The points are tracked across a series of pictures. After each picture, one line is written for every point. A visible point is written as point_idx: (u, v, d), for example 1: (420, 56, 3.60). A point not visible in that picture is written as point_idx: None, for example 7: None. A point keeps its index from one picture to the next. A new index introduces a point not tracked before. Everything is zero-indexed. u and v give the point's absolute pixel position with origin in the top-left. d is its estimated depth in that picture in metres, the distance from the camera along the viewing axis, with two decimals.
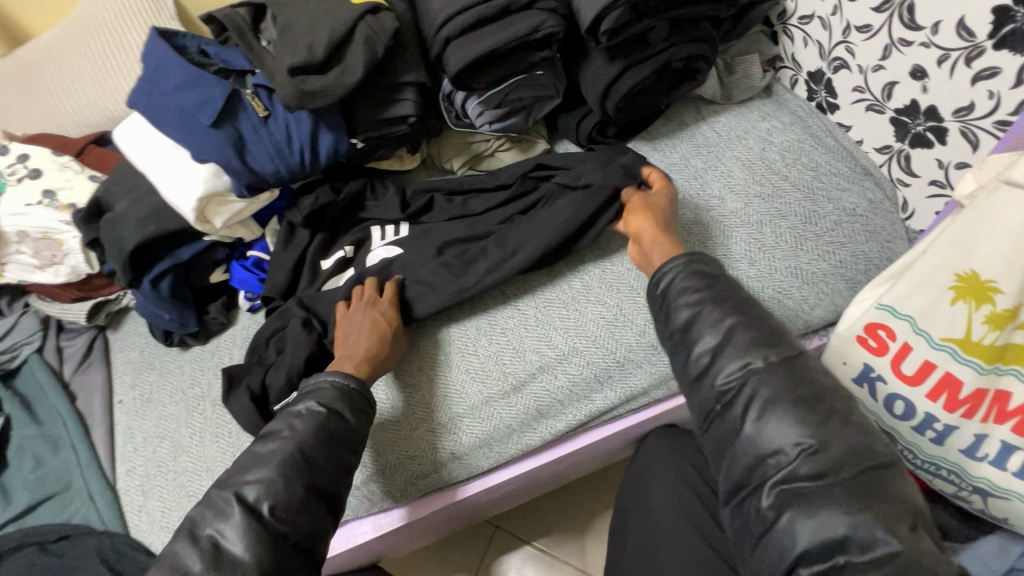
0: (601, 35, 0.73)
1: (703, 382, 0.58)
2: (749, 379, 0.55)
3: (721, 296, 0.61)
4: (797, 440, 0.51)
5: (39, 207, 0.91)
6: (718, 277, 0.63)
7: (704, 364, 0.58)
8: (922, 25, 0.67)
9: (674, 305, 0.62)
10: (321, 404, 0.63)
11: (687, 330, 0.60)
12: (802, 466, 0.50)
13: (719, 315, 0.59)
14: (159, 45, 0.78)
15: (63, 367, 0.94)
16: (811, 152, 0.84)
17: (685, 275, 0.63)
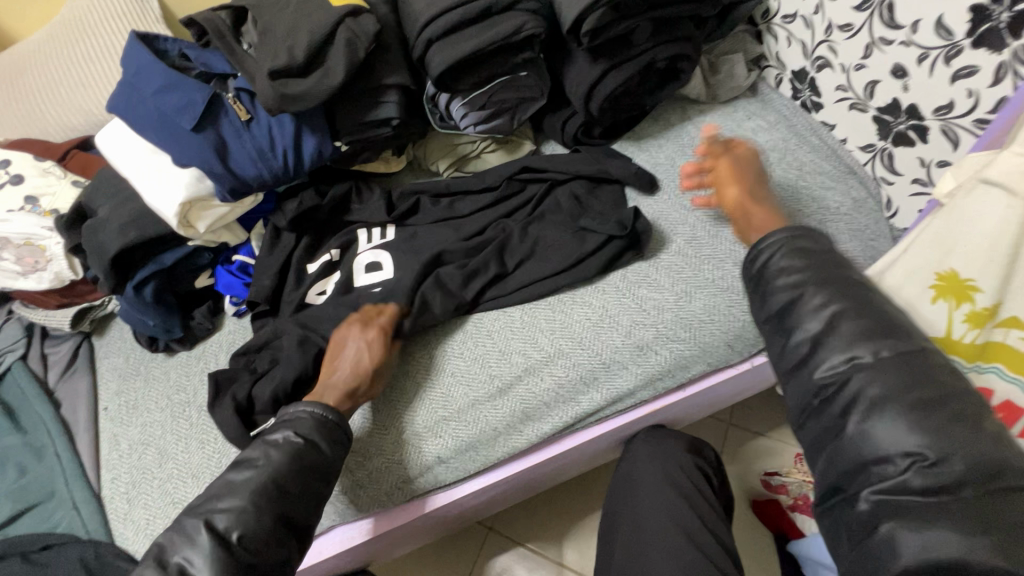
0: (583, 36, 0.73)
1: (802, 372, 0.50)
2: (856, 375, 0.47)
3: (826, 279, 0.52)
4: (916, 448, 0.42)
5: (20, 213, 0.91)
6: (822, 252, 0.54)
7: (800, 355, 0.51)
8: (901, 24, 0.67)
9: (772, 287, 0.54)
10: (299, 435, 0.62)
11: (786, 315, 0.52)
12: (915, 479, 0.42)
13: (824, 299, 0.51)
14: (139, 49, 0.78)
15: (47, 374, 0.93)
16: (796, 151, 0.84)
17: (785, 253, 0.55)
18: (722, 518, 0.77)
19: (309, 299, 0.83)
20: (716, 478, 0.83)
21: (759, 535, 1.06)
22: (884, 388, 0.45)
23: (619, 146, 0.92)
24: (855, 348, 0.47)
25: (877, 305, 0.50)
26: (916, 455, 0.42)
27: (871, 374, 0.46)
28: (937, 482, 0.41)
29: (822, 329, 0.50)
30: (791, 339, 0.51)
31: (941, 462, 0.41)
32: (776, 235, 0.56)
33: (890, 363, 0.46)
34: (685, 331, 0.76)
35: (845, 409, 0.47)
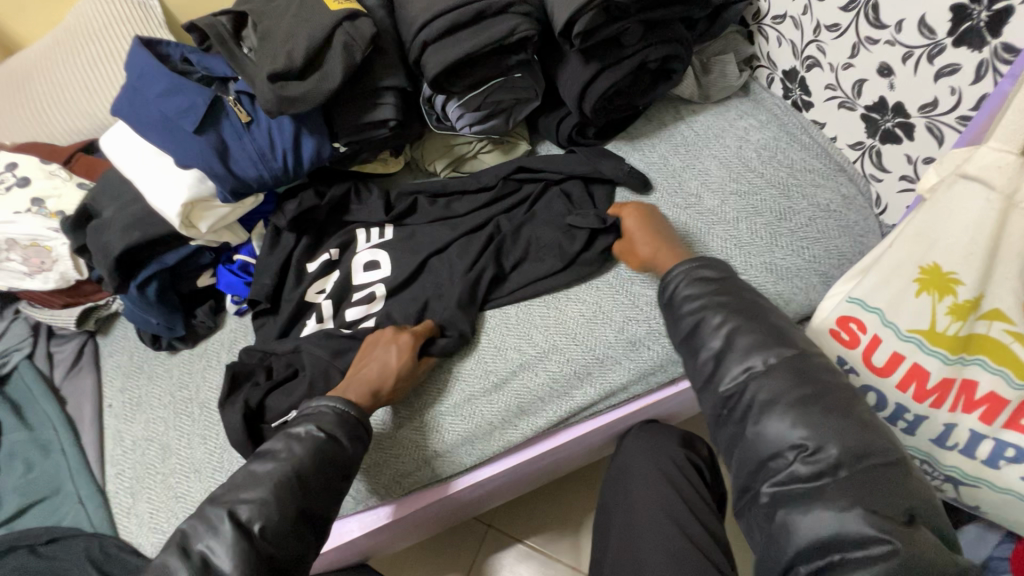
0: (575, 37, 0.74)
1: (710, 386, 0.57)
2: (752, 381, 0.54)
3: (734, 306, 0.59)
4: (800, 441, 0.50)
5: (27, 215, 0.93)
6: (726, 280, 0.62)
7: (710, 370, 0.58)
8: (886, 23, 0.68)
9: (680, 312, 0.61)
10: (322, 429, 0.62)
11: (695, 334, 0.60)
12: (802, 468, 0.50)
13: (722, 320, 0.58)
14: (143, 54, 0.80)
15: (53, 372, 0.95)
16: (786, 149, 0.85)
17: (689, 280, 0.62)
18: (714, 511, 0.78)
19: (309, 297, 0.85)
20: (709, 472, 0.85)
21: (756, 531, 1.07)
22: (776, 392, 0.53)
23: (613, 145, 0.94)
24: (750, 359, 0.55)
25: (771, 321, 0.58)
26: (801, 446, 0.50)
27: (763, 380, 0.54)
28: (819, 467, 0.49)
29: (723, 346, 0.57)
30: (701, 354, 0.59)
31: (821, 451, 0.49)
32: (680, 266, 0.64)
33: (782, 367, 0.54)
34: None
35: (747, 412, 0.54)
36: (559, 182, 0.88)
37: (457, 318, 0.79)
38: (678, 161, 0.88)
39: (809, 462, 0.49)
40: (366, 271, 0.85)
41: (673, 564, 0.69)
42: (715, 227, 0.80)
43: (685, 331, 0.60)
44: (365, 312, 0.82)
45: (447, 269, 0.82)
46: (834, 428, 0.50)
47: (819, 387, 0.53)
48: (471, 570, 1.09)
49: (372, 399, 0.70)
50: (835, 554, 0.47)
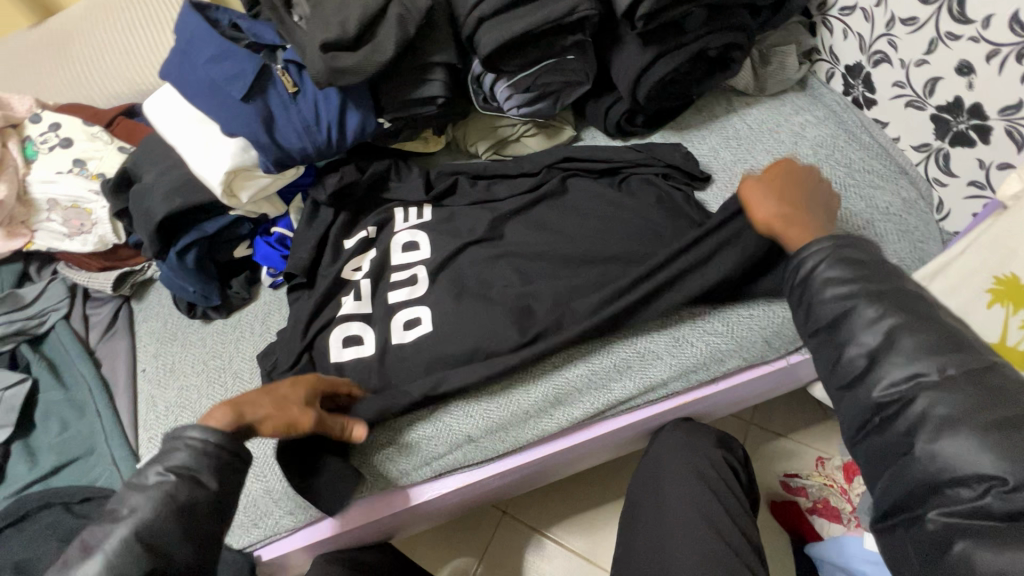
0: (638, 19, 0.72)
1: (858, 389, 0.53)
2: (921, 393, 0.49)
3: (880, 290, 0.53)
4: (997, 472, 0.44)
5: (70, 175, 0.93)
6: (875, 264, 0.54)
7: (858, 366, 0.52)
8: (972, 18, 0.65)
9: (820, 297, 0.55)
10: (170, 470, 0.53)
11: (841, 325, 0.53)
12: (996, 504, 0.44)
13: (876, 313, 0.52)
14: (193, 17, 0.79)
15: (89, 334, 0.96)
16: (844, 148, 0.82)
17: (831, 260, 0.55)
18: (747, 513, 0.77)
19: (344, 275, 0.84)
20: (743, 475, 0.83)
21: (777, 537, 1.06)
22: (955, 410, 0.47)
23: (661, 135, 0.91)
24: (920, 365, 0.49)
25: (929, 314, 0.51)
26: (996, 480, 0.44)
27: (938, 392, 0.48)
28: (1017, 506, 0.43)
29: (877, 343, 0.51)
30: (848, 349, 0.53)
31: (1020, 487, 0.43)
32: (818, 244, 0.56)
33: (959, 379, 0.48)
34: (721, 322, 0.75)
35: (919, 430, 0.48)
36: (628, 169, 0.86)
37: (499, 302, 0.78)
38: (729, 155, 0.86)
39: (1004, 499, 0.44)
40: (405, 252, 0.85)
41: (704, 564, 0.69)
42: None
43: (828, 320, 0.54)
44: (405, 295, 0.81)
45: (490, 254, 0.82)
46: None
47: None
48: (487, 554, 1.09)
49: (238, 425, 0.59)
50: None
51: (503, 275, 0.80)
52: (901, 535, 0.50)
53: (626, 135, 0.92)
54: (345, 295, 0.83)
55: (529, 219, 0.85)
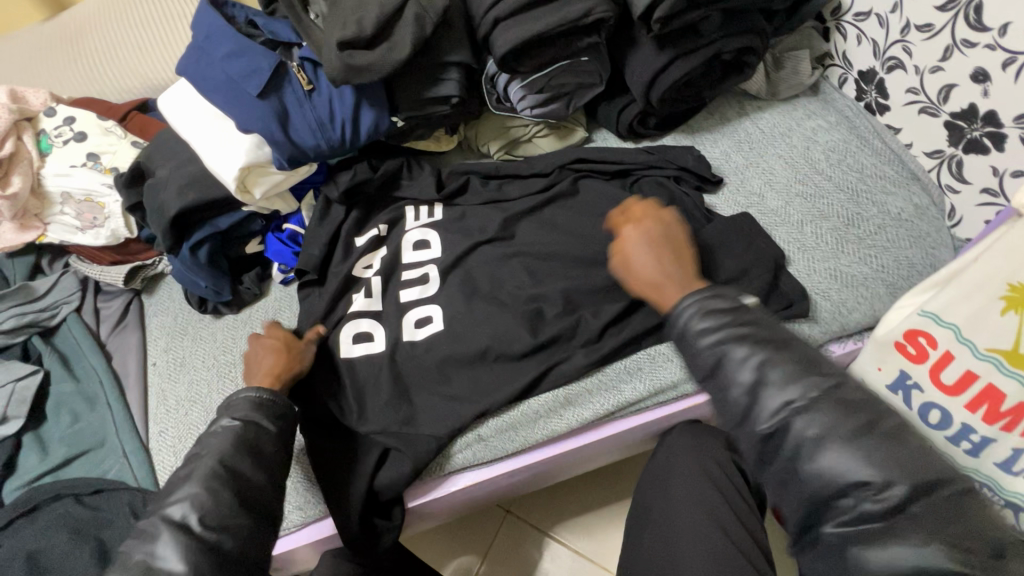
0: (654, 23, 0.72)
1: (745, 426, 0.49)
2: (797, 418, 0.47)
3: (761, 335, 0.50)
4: (868, 478, 0.44)
5: (84, 169, 0.94)
6: (740, 307, 0.52)
7: (744, 406, 0.49)
8: (989, 26, 0.65)
9: (697, 347, 0.52)
10: (236, 418, 0.63)
11: (720, 370, 0.50)
12: (871, 507, 0.44)
13: (748, 353, 0.50)
14: (210, 13, 0.79)
15: (99, 327, 0.96)
16: (857, 153, 0.83)
17: (703, 311, 0.52)
18: (755, 515, 0.77)
19: (355, 272, 0.85)
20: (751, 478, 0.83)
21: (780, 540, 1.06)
22: (827, 425, 0.46)
23: (673, 138, 0.92)
24: (791, 392, 0.47)
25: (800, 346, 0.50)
26: (868, 483, 0.44)
27: (811, 414, 0.47)
28: (885, 505, 0.44)
29: (757, 377, 0.48)
30: (731, 390, 0.50)
31: (889, 488, 0.44)
32: (686, 296, 0.54)
33: (825, 400, 0.47)
34: None
35: (798, 450, 0.47)
36: (639, 171, 0.86)
37: (509, 303, 0.79)
38: (741, 158, 0.87)
39: (877, 500, 0.44)
40: (416, 249, 0.85)
41: (713, 565, 0.69)
42: (778, 229, 0.79)
43: (706, 368, 0.51)
44: (417, 294, 0.82)
45: (501, 254, 0.82)
46: (898, 459, 0.45)
47: (872, 413, 0.47)
48: (490, 553, 1.10)
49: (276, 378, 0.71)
50: None
51: (513, 275, 0.81)
52: (804, 561, 0.49)
53: (638, 137, 0.92)
54: (354, 293, 0.83)
55: (541, 220, 0.85)
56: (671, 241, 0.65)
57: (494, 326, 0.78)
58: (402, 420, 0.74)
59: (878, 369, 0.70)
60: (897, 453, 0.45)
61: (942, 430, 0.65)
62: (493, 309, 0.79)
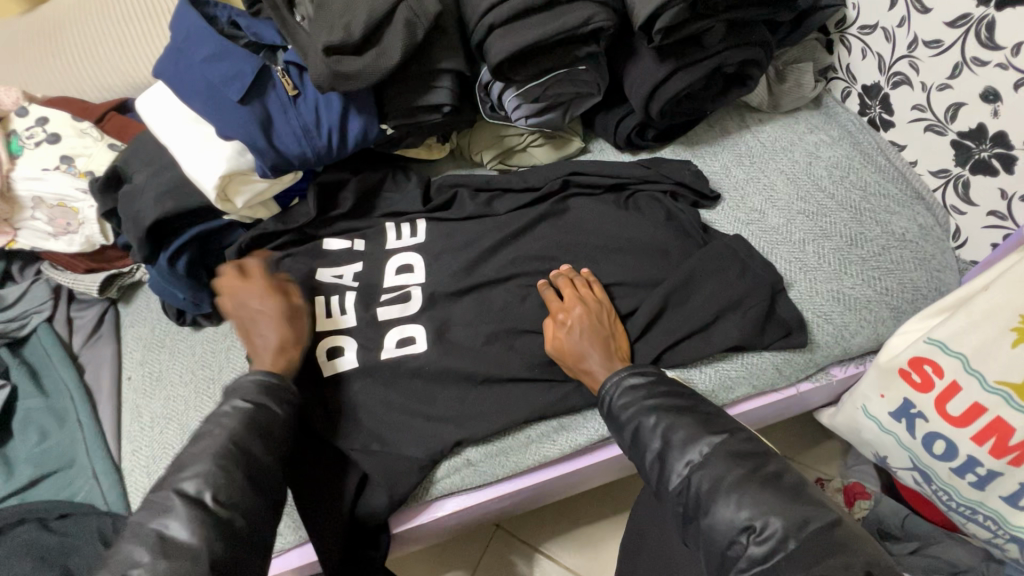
0: (655, 33, 0.69)
1: (664, 487, 0.58)
2: (694, 474, 0.56)
3: (678, 407, 0.61)
4: (747, 522, 0.51)
5: (56, 172, 0.89)
6: (660, 378, 0.65)
7: (658, 471, 0.59)
8: (1001, 45, 0.62)
9: (620, 420, 0.63)
10: (247, 401, 0.61)
11: (638, 439, 0.61)
12: (755, 549, 0.50)
13: (654, 424, 0.60)
14: (189, 14, 0.75)
15: (72, 338, 0.92)
16: (860, 170, 0.81)
17: (621, 390, 0.64)
18: None
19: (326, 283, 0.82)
20: None
21: None
22: (718, 477, 0.54)
23: (671, 150, 0.89)
24: (689, 453, 0.57)
25: (702, 409, 0.61)
26: (750, 527, 0.51)
27: (704, 468, 0.55)
28: (768, 545, 0.50)
29: (663, 445, 0.59)
30: (647, 456, 0.60)
31: (766, 527, 0.50)
32: (611, 376, 0.65)
33: (715, 455, 0.56)
34: (734, 352, 0.73)
35: (698, 504, 0.55)
36: (635, 185, 0.83)
37: (499, 321, 0.77)
38: (742, 173, 0.84)
39: (759, 542, 0.50)
40: (398, 273, 0.82)
41: None
42: (780, 249, 0.77)
43: (627, 440, 0.62)
44: (398, 312, 0.79)
45: (492, 270, 0.80)
46: (772, 499, 0.52)
47: (757, 460, 0.55)
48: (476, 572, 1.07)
49: (284, 358, 0.69)
50: None
51: (503, 293, 0.79)
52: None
53: (635, 149, 0.89)
54: (328, 296, 0.80)
55: (534, 233, 0.82)
56: (600, 314, 0.71)
57: (485, 346, 0.75)
58: (388, 443, 0.71)
59: (880, 395, 0.68)
60: (772, 497, 0.52)
61: (947, 461, 0.64)
62: (483, 327, 0.76)
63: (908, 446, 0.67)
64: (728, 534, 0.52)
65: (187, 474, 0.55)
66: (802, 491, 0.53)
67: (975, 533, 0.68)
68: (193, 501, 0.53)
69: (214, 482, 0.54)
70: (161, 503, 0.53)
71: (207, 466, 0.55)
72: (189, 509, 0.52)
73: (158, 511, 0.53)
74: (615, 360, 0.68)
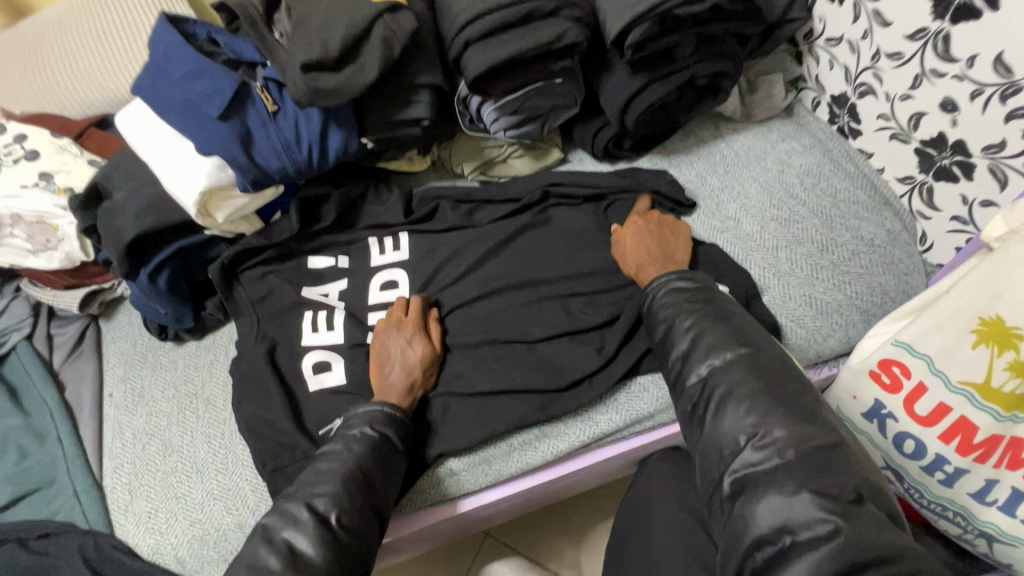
0: (626, 48, 0.71)
1: (680, 387, 0.62)
2: (713, 376, 0.59)
3: (714, 315, 0.63)
4: (751, 427, 0.55)
5: (35, 189, 0.89)
6: (701, 288, 0.66)
7: (678, 369, 0.62)
8: (957, 57, 0.65)
9: (655, 318, 0.66)
10: (376, 430, 0.65)
11: (667, 339, 0.64)
12: (752, 454, 0.54)
13: (690, 324, 0.63)
14: (167, 31, 0.75)
15: (52, 356, 0.91)
16: (830, 178, 0.83)
17: (666, 290, 0.67)
18: None
19: (310, 298, 0.83)
20: None
21: None
22: (734, 384, 0.57)
23: (648, 160, 0.91)
24: (711, 358, 0.60)
25: (737, 323, 0.62)
26: (753, 433, 0.54)
27: (723, 373, 0.58)
28: (766, 449, 0.53)
29: (690, 347, 0.62)
30: (671, 353, 0.63)
31: (767, 436, 0.54)
32: (659, 279, 0.68)
33: (736, 365, 0.58)
34: None
35: (710, 404, 0.58)
36: (614, 194, 0.85)
37: (482, 332, 0.78)
38: (716, 181, 0.86)
39: (760, 447, 0.54)
40: (383, 290, 0.82)
41: None
42: (753, 255, 0.79)
43: (658, 337, 0.65)
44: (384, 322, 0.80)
45: (475, 282, 0.81)
46: (777, 415, 0.54)
47: (776, 378, 0.57)
48: None
49: (410, 397, 0.72)
50: (788, 538, 0.49)
51: (486, 305, 0.80)
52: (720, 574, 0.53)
53: (613, 158, 0.91)
54: (315, 311, 0.82)
55: (516, 243, 0.83)
56: (663, 225, 0.78)
57: (466, 357, 0.77)
58: None
59: (853, 397, 0.70)
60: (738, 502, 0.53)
61: (917, 459, 0.65)
62: (466, 337, 0.78)
63: (879, 445, 0.69)
64: (731, 436, 0.55)
65: (319, 491, 0.60)
66: (804, 419, 0.55)
67: (946, 530, 0.69)
68: (320, 519, 0.58)
69: (340, 503, 0.59)
70: (291, 514, 0.58)
71: (335, 487, 0.60)
72: (317, 526, 0.57)
73: (290, 520, 0.58)
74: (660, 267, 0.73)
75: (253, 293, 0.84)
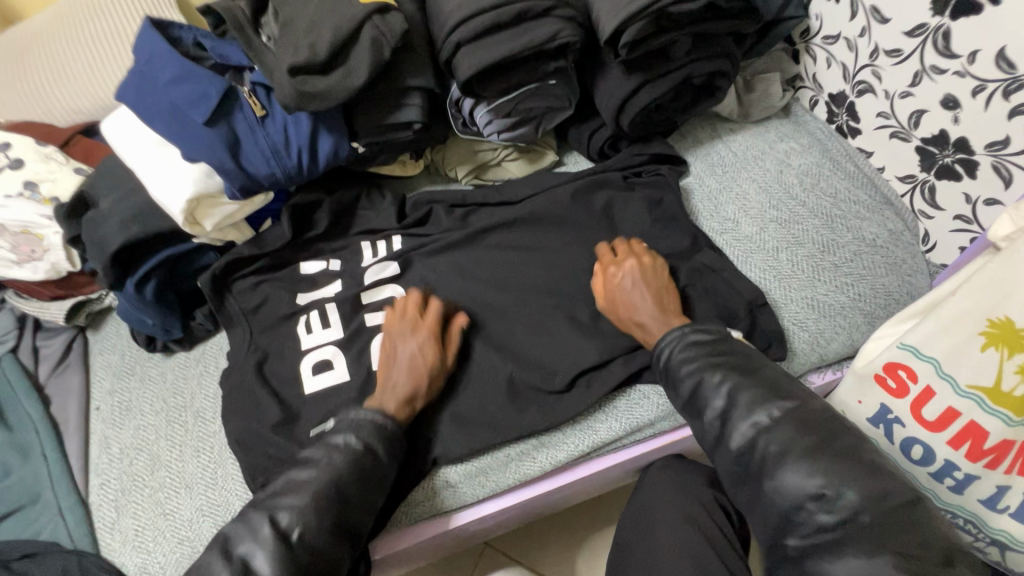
0: (621, 47, 0.70)
1: (722, 447, 0.57)
2: (762, 437, 0.55)
3: (743, 369, 0.59)
4: (788, 475, 0.52)
5: (19, 199, 0.87)
6: (718, 339, 0.63)
7: (717, 430, 0.58)
8: (958, 53, 0.64)
9: (679, 377, 0.62)
10: (361, 426, 0.63)
11: (697, 398, 0.60)
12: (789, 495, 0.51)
13: (718, 379, 0.59)
14: (152, 35, 0.74)
15: (38, 368, 0.89)
16: (830, 177, 0.82)
17: (683, 345, 0.63)
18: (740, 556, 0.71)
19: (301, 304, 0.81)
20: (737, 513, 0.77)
21: None
22: (787, 442, 0.53)
23: None
24: (756, 414, 0.56)
25: (766, 374, 0.59)
26: (812, 491, 0.51)
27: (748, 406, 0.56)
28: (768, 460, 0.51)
29: (726, 406, 0.57)
30: (707, 414, 0.59)
31: (821, 489, 0.50)
32: (675, 333, 0.65)
33: (786, 421, 0.54)
34: None
35: (762, 466, 0.54)
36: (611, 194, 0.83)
37: (478, 339, 0.76)
38: (714, 182, 0.85)
39: (817, 504, 0.50)
40: (378, 294, 0.81)
41: None
42: (752, 257, 0.77)
43: (685, 397, 0.61)
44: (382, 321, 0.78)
45: (469, 289, 0.79)
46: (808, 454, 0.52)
47: (826, 432, 0.53)
48: None
49: (409, 406, 0.68)
50: None
51: (479, 310, 0.78)
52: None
53: None
54: (308, 314, 0.80)
55: (511, 247, 0.82)
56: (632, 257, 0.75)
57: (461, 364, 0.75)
58: None
59: (858, 402, 0.67)
60: None
61: (926, 465, 0.63)
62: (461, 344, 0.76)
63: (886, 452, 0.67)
64: (766, 485, 0.52)
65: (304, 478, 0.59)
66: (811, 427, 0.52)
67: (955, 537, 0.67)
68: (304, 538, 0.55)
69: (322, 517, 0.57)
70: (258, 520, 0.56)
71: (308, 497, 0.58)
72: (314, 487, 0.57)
73: None
74: (636, 282, 0.70)
75: (244, 303, 0.82)
